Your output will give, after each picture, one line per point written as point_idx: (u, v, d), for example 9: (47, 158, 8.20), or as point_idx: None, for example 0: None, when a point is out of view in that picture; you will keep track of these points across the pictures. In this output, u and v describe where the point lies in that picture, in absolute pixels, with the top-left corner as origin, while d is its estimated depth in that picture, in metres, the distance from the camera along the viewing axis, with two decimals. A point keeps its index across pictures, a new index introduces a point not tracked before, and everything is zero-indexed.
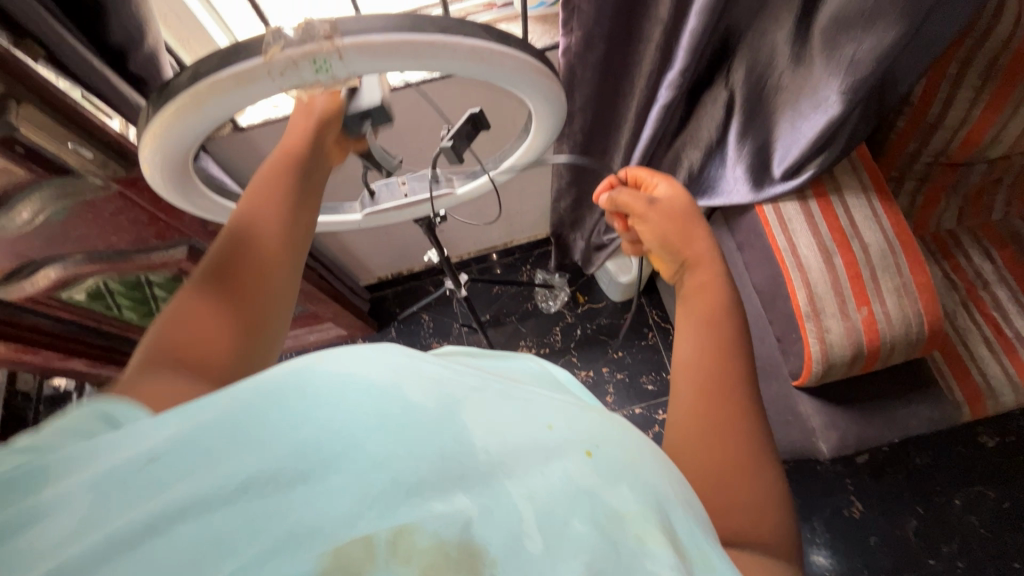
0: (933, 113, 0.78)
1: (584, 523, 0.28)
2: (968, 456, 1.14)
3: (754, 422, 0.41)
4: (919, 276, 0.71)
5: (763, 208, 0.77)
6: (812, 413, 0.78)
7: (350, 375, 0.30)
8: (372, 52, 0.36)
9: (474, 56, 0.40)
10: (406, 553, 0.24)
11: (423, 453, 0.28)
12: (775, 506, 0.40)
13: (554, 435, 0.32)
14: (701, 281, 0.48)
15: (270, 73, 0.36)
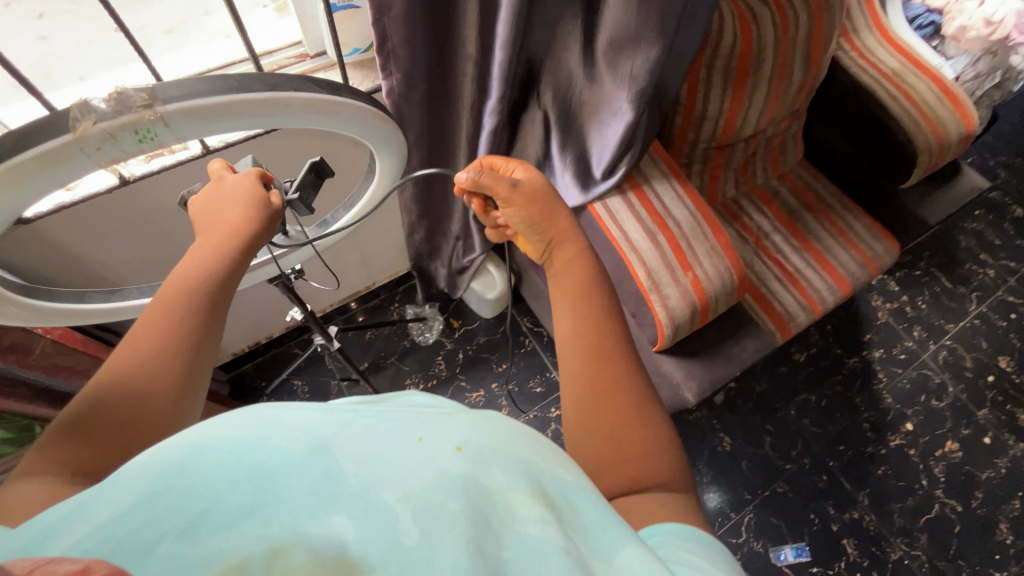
0: (698, 109, 0.97)
1: (459, 502, 0.30)
2: (791, 373, 1.40)
3: (633, 384, 0.48)
4: (721, 239, 0.87)
5: (594, 206, 0.87)
6: (674, 370, 0.90)
7: (200, 442, 0.30)
8: (200, 115, 0.38)
9: (309, 107, 0.43)
10: (284, 572, 0.24)
11: (292, 490, 0.28)
12: (666, 448, 0.46)
13: (423, 446, 0.33)
14: (571, 255, 0.57)
15: (85, 149, 0.37)
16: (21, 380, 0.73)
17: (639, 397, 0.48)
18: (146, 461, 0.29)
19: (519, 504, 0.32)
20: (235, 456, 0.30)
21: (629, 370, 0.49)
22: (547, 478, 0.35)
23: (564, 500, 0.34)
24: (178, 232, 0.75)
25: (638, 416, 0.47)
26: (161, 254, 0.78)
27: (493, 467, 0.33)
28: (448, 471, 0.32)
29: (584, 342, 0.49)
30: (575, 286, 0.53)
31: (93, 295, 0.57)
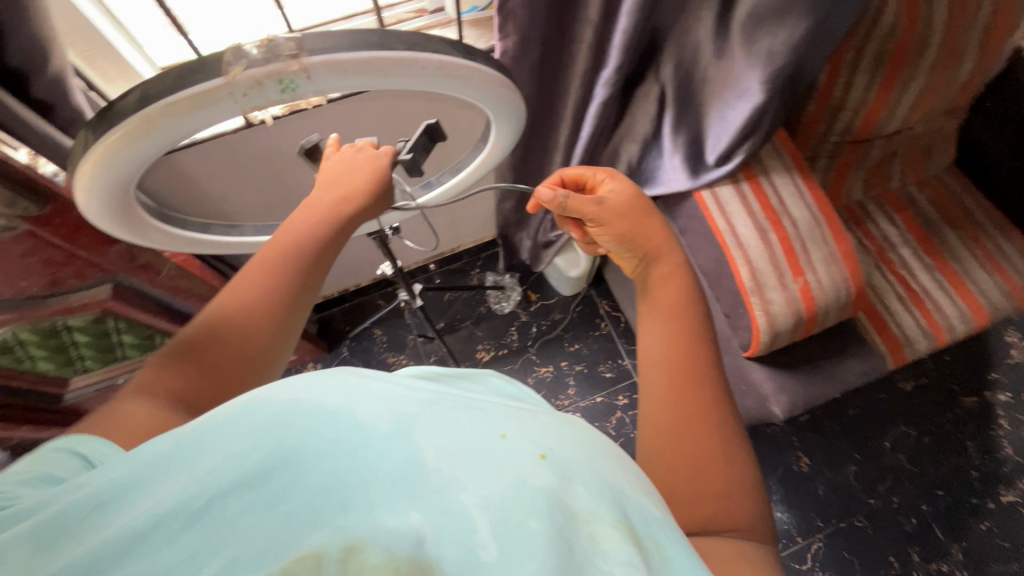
0: (836, 96, 0.86)
1: (541, 522, 0.29)
2: (892, 401, 1.26)
3: (722, 412, 0.44)
4: (843, 245, 0.78)
5: (701, 194, 0.82)
6: (764, 381, 0.83)
7: (294, 401, 0.31)
8: (341, 70, 0.34)
9: (443, 74, 0.38)
10: (357, 569, 0.25)
11: (375, 476, 0.29)
12: (743, 494, 0.42)
13: (507, 444, 0.32)
14: (666, 270, 0.51)
15: (231, 94, 0.33)
16: (149, 296, 0.83)
17: (728, 427, 0.44)
18: (247, 405, 0.31)
19: (605, 539, 0.30)
20: (320, 424, 0.30)
21: (721, 396, 0.45)
22: (635, 508, 0.32)
23: (652, 541, 0.31)
24: (290, 178, 0.79)
25: (725, 447, 0.43)
26: (274, 196, 0.82)
27: (579, 487, 0.31)
28: (531, 484, 0.30)
29: (675, 357, 0.45)
30: (670, 302, 0.49)
31: (215, 228, 0.60)
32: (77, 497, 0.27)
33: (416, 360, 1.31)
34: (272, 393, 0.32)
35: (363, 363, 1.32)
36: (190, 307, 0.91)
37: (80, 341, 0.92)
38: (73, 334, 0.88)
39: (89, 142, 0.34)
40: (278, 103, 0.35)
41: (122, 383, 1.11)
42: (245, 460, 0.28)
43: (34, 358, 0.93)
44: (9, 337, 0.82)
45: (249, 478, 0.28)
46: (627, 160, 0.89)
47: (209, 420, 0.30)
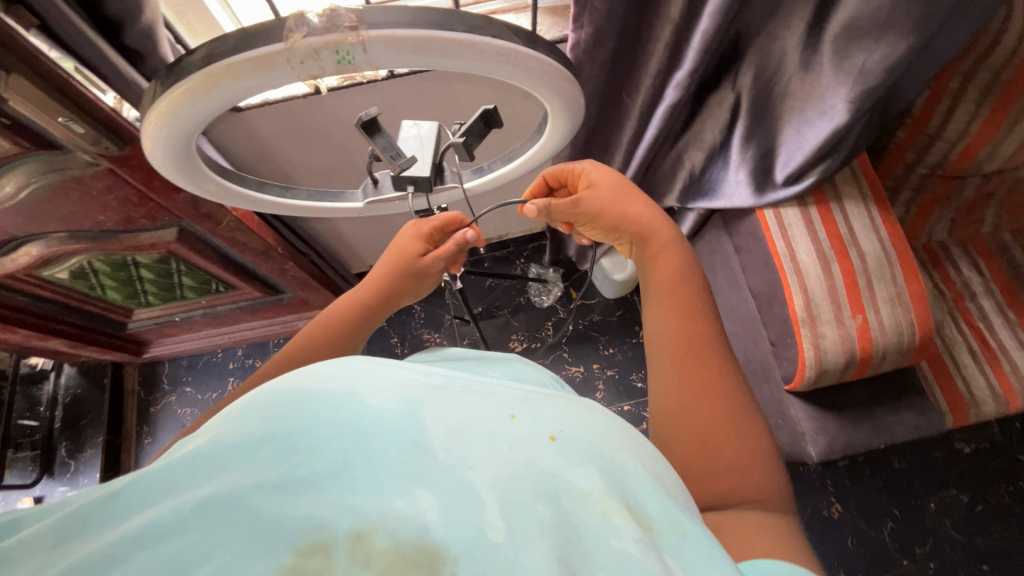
0: (931, 125, 0.79)
1: (549, 507, 0.30)
2: (945, 461, 1.17)
3: (730, 388, 0.47)
4: (913, 287, 0.72)
5: (763, 213, 0.78)
6: (803, 418, 0.78)
7: (302, 397, 0.34)
8: (399, 46, 0.34)
9: (501, 59, 0.37)
10: (367, 554, 0.25)
11: (381, 459, 0.31)
12: (760, 459, 0.44)
13: (514, 426, 0.35)
14: (662, 241, 0.55)
15: (289, 61, 0.34)
16: (208, 243, 0.88)
17: (734, 401, 0.46)
18: (262, 410, 0.34)
19: (617, 515, 0.30)
20: (331, 413, 0.33)
21: (727, 371, 0.48)
22: (644, 494, 0.33)
23: (666, 521, 0.31)
24: (351, 147, 0.81)
25: (733, 420, 0.45)
26: (334, 163, 0.85)
27: (586, 466, 0.33)
28: (537, 466, 0.32)
29: (679, 335, 0.49)
30: (678, 282, 0.52)
31: (271, 188, 0.63)
32: (90, 499, 0.28)
33: (450, 340, 1.33)
34: (287, 393, 0.35)
35: (399, 336, 1.35)
36: (245, 259, 0.96)
37: (145, 277, 0.99)
38: (140, 269, 0.95)
39: (159, 92, 0.35)
40: (335, 73, 0.36)
41: (178, 321, 1.19)
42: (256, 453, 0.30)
43: (104, 286, 1.01)
44: (85, 264, 0.89)
45: (259, 465, 0.29)
46: (690, 168, 0.86)
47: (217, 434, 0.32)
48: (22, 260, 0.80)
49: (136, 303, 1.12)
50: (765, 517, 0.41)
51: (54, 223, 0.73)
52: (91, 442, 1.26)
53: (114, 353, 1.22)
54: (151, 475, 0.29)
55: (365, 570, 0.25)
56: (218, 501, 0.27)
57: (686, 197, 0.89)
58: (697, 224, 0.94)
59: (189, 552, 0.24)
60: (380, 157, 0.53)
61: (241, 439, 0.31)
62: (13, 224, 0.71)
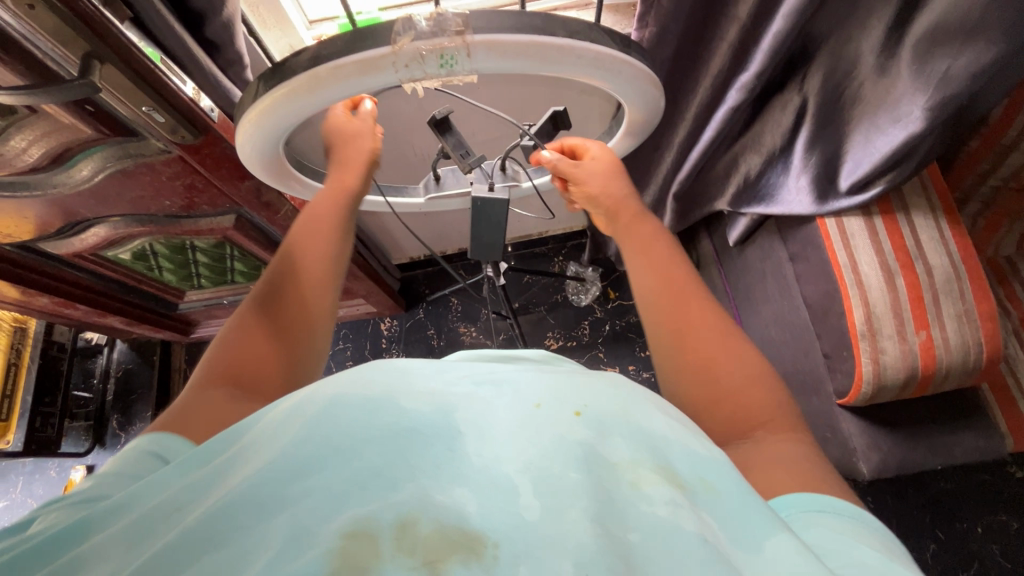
0: (1009, 135, 0.76)
1: (579, 472, 0.31)
2: (993, 484, 1.13)
3: (713, 319, 0.48)
4: (983, 303, 0.69)
5: (825, 221, 0.75)
6: (855, 433, 0.76)
7: (338, 394, 0.35)
8: (502, 51, 0.34)
9: (596, 65, 0.37)
10: (413, 541, 0.26)
11: (416, 449, 0.32)
12: (761, 391, 0.44)
13: (541, 413, 0.36)
14: (622, 198, 0.56)
15: (394, 64, 0.34)
16: (263, 231, 0.91)
17: (725, 328, 0.47)
18: (297, 412, 0.35)
19: (646, 480, 0.31)
20: (371, 409, 0.34)
21: (710, 306, 0.49)
22: (673, 456, 0.33)
23: (697, 480, 0.32)
24: (407, 141, 0.82)
25: (728, 346, 0.46)
26: (388, 157, 0.86)
27: (614, 439, 0.34)
28: (568, 439, 0.33)
29: (664, 288, 0.50)
30: (658, 244, 0.54)
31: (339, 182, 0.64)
32: (154, 506, 0.30)
33: (486, 334, 1.34)
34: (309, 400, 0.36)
35: (436, 328, 1.37)
36: None
37: (200, 261, 1.02)
38: (196, 253, 0.98)
39: (262, 92, 0.36)
40: (435, 78, 0.36)
41: (225, 305, 1.23)
42: (291, 458, 0.31)
43: (161, 268, 1.05)
44: (146, 246, 0.93)
45: (298, 470, 0.30)
46: (746, 172, 0.84)
47: (257, 435, 0.34)
48: (90, 240, 0.84)
49: (188, 286, 1.16)
50: (782, 438, 0.41)
51: (123, 206, 0.76)
52: (141, 415, 1.32)
53: (165, 332, 1.26)
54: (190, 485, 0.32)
55: (410, 557, 0.26)
56: (262, 506, 0.29)
57: (740, 200, 0.87)
58: (749, 230, 0.92)
59: (245, 549, 0.27)
60: (449, 155, 0.53)
61: (271, 444, 0.32)
62: (86, 205, 0.74)
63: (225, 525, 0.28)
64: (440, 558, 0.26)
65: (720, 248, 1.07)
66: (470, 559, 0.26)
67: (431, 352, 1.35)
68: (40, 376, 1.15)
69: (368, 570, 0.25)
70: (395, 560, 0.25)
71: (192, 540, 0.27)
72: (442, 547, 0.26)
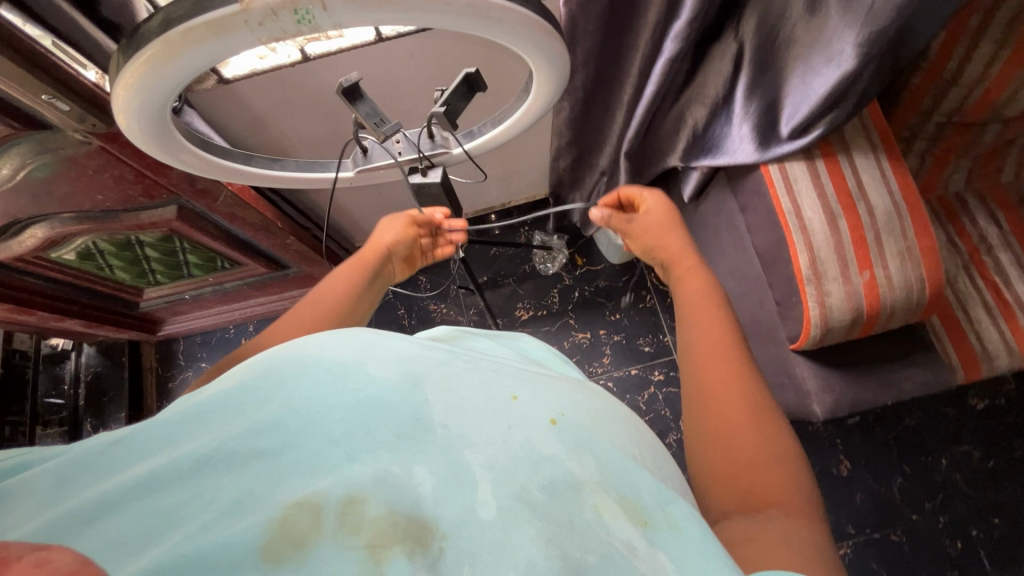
0: (949, 69, 0.75)
1: (543, 493, 0.31)
2: (956, 417, 1.16)
3: (769, 437, 0.45)
4: (924, 240, 0.70)
5: (768, 169, 0.74)
6: (808, 376, 0.77)
7: (312, 355, 0.37)
8: (360, 2, 0.33)
9: (469, 13, 0.37)
10: (356, 521, 0.28)
11: (381, 437, 0.33)
12: (782, 480, 0.42)
13: (517, 404, 0.38)
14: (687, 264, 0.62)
15: (248, 22, 0.34)
16: (209, 220, 0.88)
17: (782, 451, 0.44)
18: (273, 370, 0.36)
19: (610, 512, 0.31)
20: (335, 380, 0.36)
21: (771, 424, 0.46)
22: (642, 489, 0.34)
23: (661, 515, 0.32)
24: (342, 117, 0.80)
25: (755, 422, 0.45)
26: (327, 135, 0.83)
27: (586, 456, 0.34)
28: (537, 450, 0.34)
29: (704, 350, 0.51)
30: (705, 317, 0.55)
31: (259, 160, 0.62)
32: (97, 445, 0.33)
33: (457, 310, 1.33)
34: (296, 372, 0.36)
35: (406, 307, 1.36)
36: (246, 234, 0.96)
37: (150, 256, 1.00)
38: (145, 249, 0.96)
39: (122, 64, 0.36)
40: (297, 35, 0.36)
41: (187, 299, 1.21)
42: (255, 430, 0.32)
43: (112, 266, 1.03)
44: (91, 245, 0.90)
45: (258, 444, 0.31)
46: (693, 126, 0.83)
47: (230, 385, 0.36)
48: (28, 242, 0.81)
49: (144, 283, 1.14)
50: (791, 522, 0.39)
51: (55, 204, 0.74)
52: (115, 418, 1.31)
53: (130, 332, 1.25)
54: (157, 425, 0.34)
55: (355, 537, 0.27)
56: (216, 465, 0.30)
57: (690, 154, 0.86)
58: (701, 184, 0.91)
59: (186, 505, 0.29)
60: (364, 125, 0.52)
61: (239, 412, 0.34)
62: (16, 206, 0.72)
63: (169, 476, 0.30)
64: (383, 541, 0.28)
65: (679, 205, 1.07)
66: (414, 550, 0.27)
67: (403, 332, 1.35)
68: None
69: (304, 545, 0.27)
70: (335, 538, 0.27)
71: (128, 485, 0.29)
72: (387, 532, 0.28)
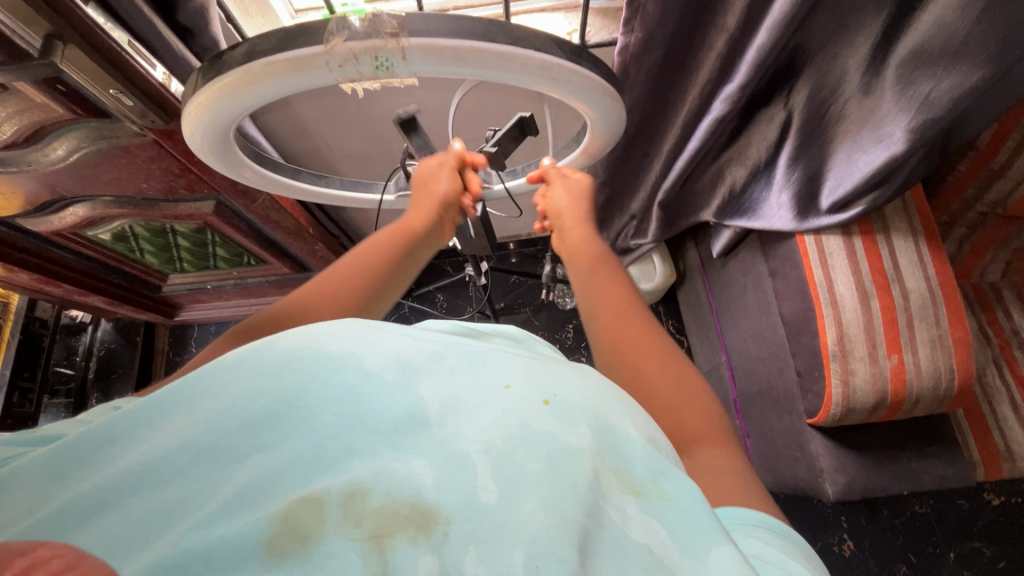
0: (996, 161, 0.74)
1: (543, 463, 0.30)
2: (970, 510, 1.12)
3: (675, 369, 0.46)
4: (958, 330, 0.68)
5: (803, 238, 0.74)
6: (822, 454, 0.75)
7: (301, 349, 0.34)
8: (438, 55, 0.37)
9: (540, 74, 0.40)
10: (358, 514, 0.26)
11: (377, 425, 0.30)
12: (696, 411, 0.43)
13: (510, 391, 0.34)
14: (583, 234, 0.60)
15: (329, 62, 0.37)
16: (244, 219, 0.90)
17: (690, 385, 0.45)
18: (260, 357, 0.34)
19: (607, 482, 0.31)
20: (329, 371, 0.33)
21: (672, 356, 0.47)
22: (633, 457, 0.33)
23: (654, 485, 0.32)
24: (389, 138, 0.82)
25: (666, 363, 0.46)
26: (371, 154, 0.86)
27: (581, 426, 0.33)
28: (531, 428, 0.32)
29: (609, 299, 0.52)
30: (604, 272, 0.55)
31: (305, 175, 0.64)
32: (85, 439, 0.31)
33: None
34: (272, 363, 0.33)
35: (420, 324, 1.37)
36: (277, 236, 0.98)
37: (181, 244, 1.02)
38: (177, 237, 0.98)
39: (202, 84, 0.39)
40: (371, 78, 0.40)
41: (209, 289, 1.23)
42: (252, 426, 0.30)
43: (143, 250, 1.05)
44: (127, 228, 0.93)
45: (255, 426, 0.30)
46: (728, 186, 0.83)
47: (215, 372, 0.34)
48: (69, 219, 0.83)
49: (170, 269, 1.16)
50: (713, 452, 0.40)
51: (100, 187, 0.76)
52: (119, 397, 1.31)
53: (148, 313, 1.26)
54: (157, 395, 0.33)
55: (357, 529, 0.25)
56: (210, 461, 0.29)
57: (724, 213, 0.86)
58: (732, 242, 0.91)
59: (184, 504, 0.27)
60: None
61: (233, 385, 0.32)
62: (64, 185, 0.74)
63: (165, 468, 0.29)
64: (386, 532, 0.25)
65: (706, 258, 1.06)
66: (417, 535, 0.25)
67: None
68: (19, 353, 1.15)
69: (308, 540, 0.25)
70: (337, 532, 0.25)
71: (124, 480, 0.28)
72: (388, 523, 0.26)
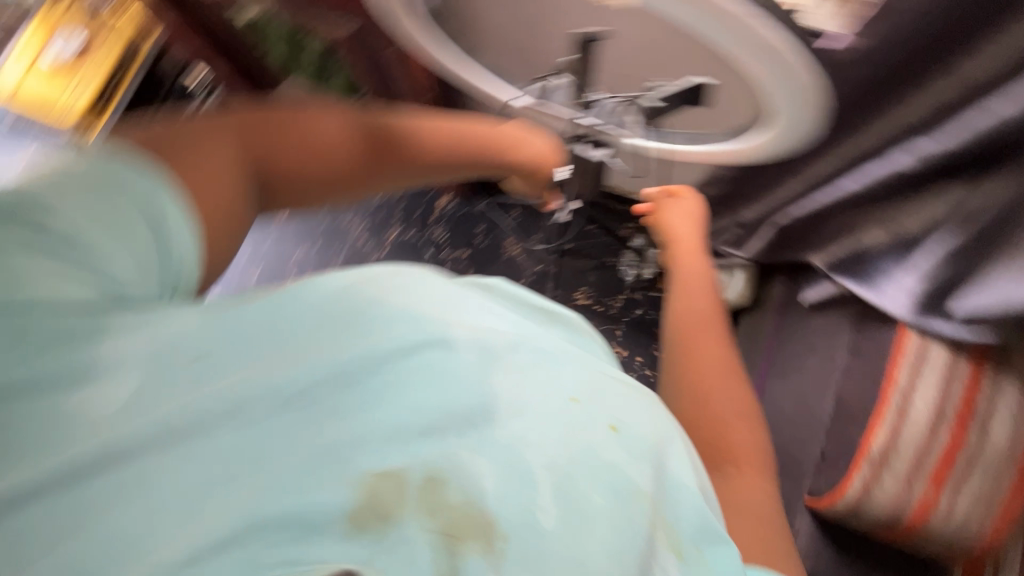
0: None
1: (603, 497, 0.35)
2: None
3: (740, 393, 0.52)
4: (1012, 501, 0.63)
5: (909, 335, 0.68)
6: (804, 534, 0.76)
7: (409, 308, 0.40)
8: None
9: (756, 24, 0.44)
10: (436, 505, 0.32)
11: (456, 412, 0.35)
12: (746, 441, 0.50)
13: (574, 408, 0.39)
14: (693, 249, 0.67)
15: None
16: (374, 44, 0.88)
17: (745, 412, 0.51)
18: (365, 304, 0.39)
19: (659, 536, 0.36)
20: (433, 343, 0.38)
21: (740, 381, 0.53)
22: (681, 505, 0.38)
23: (695, 532, 0.38)
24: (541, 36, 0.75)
25: (725, 380, 0.53)
26: (515, 41, 0.78)
27: (640, 464, 0.37)
28: (597, 455, 0.37)
29: (699, 317, 0.57)
30: (698, 291, 0.60)
31: None
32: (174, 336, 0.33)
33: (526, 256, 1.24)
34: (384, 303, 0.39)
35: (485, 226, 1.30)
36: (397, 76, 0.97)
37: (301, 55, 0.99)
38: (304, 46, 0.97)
39: None
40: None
41: None
42: (340, 371, 0.35)
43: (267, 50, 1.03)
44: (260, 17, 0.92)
45: (342, 370, 0.35)
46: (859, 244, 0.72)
47: (305, 297, 0.38)
48: None
49: None
50: (750, 479, 0.47)
51: None
52: None
53: None
54: (248, 314, 0.36)
55: (432, 521, 0.31)
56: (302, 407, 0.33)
57: (841, 268, 0.77)
58: (830, 300, 0.83)
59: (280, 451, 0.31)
60: None
61: (314, 314, 0.37)
62: None
63: (299, 400, 0.33)
64: (459, 532, 0.31)
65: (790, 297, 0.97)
66: (485, 551, 0.31)
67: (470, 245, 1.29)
68: None
69: (389, 519, 0.31)
70: (416, 519, 0.31)
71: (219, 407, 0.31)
72: (460, 523, 0.31)
